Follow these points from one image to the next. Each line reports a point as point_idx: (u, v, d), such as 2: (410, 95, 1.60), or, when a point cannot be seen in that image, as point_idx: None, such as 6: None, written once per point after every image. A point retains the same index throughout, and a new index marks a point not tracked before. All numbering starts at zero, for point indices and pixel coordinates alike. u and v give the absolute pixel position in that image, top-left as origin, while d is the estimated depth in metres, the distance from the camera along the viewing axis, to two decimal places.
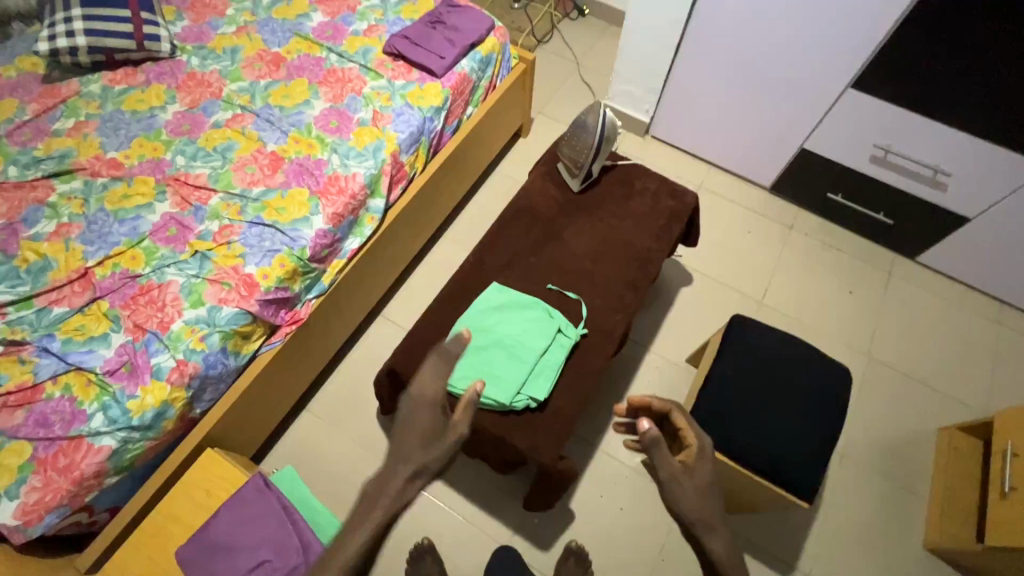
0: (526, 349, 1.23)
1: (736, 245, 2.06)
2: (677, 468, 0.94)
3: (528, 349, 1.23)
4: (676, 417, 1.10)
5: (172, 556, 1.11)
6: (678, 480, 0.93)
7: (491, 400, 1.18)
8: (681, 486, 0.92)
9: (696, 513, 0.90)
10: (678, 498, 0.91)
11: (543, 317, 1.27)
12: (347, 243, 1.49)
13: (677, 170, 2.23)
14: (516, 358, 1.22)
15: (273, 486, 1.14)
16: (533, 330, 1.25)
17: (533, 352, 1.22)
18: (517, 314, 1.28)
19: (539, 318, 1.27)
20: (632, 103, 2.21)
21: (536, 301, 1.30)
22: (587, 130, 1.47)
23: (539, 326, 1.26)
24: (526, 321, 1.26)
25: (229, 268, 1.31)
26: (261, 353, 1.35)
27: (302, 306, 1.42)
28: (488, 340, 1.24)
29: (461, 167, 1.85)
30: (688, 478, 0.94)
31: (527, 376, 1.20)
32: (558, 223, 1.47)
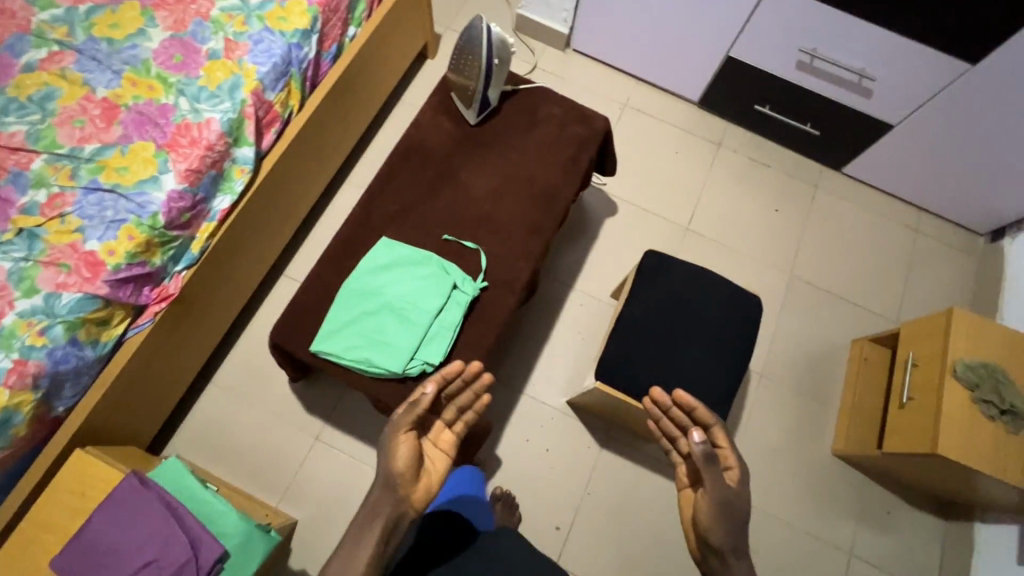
0: (420, 311, 1.13)
1: (664, 169, 1.96)
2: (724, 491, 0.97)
3: (421, 312, 1.13)
4: (716, 434, 1.04)
5: (47, 566, 1.03)
6: (718, 503, 0.96)
7: (384, 369, 1.09)
8: (718, 509, 0.96)
9: (729, 541, 0.94)
10: (708, 521, 0.95)
11: (436, 274, 1.16)
12: (215, 203, 1.30)
13: (602, 88, 2.05)
14: (408, 322, 1.13)
15: (151, 483, 1.05)
16: (425, 289, 1.14)
17: (426, 313, 1.13)
18: (408, 272, 1.16)
19: (432, 275, 1.16)
20: (549, 11, 1.97)
21: (430, 255, 1.19)
22: (475, 49, 1.29)
23: (431, 284, 1.15)
24: (418, 279, 1.15)
25: (65, 246, 1.12)
26: (128, 338, 1.20)
27: (171, 280, 1.25)
28: (378, 304, 1.14)
29: (352, 100, 1.62)
30: (724, 502, 0.96)
31: (420, 340, 1.11)
32: (454, 163, 1.31)
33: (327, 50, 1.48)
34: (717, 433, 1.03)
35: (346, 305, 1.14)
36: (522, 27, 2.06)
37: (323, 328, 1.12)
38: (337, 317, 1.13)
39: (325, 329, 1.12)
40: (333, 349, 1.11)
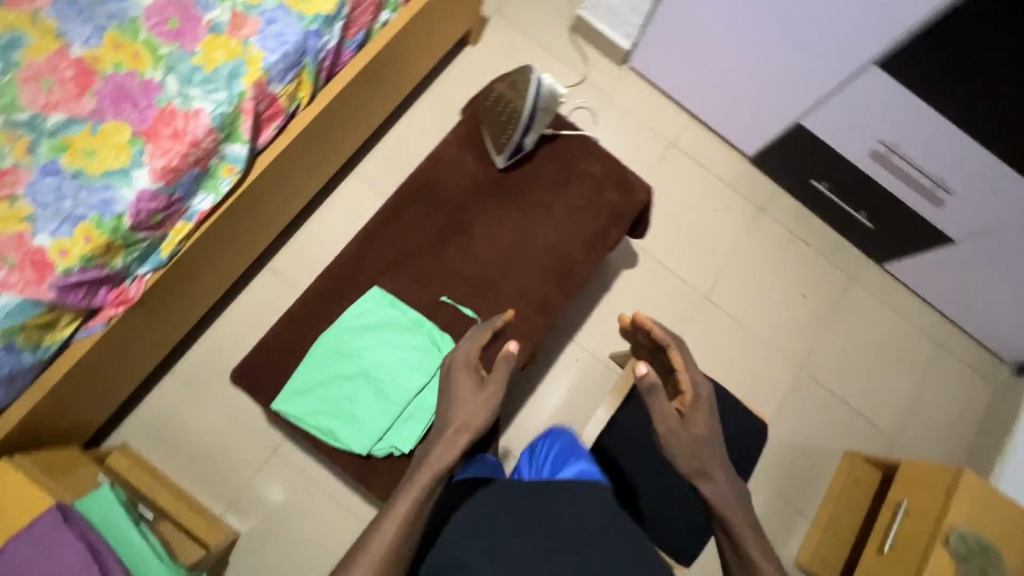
0: (400, 387, 1.02)
1: (697, 224, 1.79)
2: (672, 423, 0.94)
3: (400, 388, 1.02)
4: (674, 354, 1.01)
5: None
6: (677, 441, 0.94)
7: (349, 447, 1.00)
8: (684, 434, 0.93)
9: (691, 466, 0.92)
10: (674, 454, 0.93)
11: (425, 347, 1.05)
12: (195, 202, 1.14)
13: (652, 118, 1.84)
14: (385, 396, 1.02)
15: (75, 520, 0.97)
16: (409, 362, 1.04)
17: (406, 391, 1.02)
18: (394, 339, 1.05)
19: (421, 347, 1.05)
20: (614, 20, 1.74)
21: (422, 322, 1.07)
22: (520, 90, 1.14)
23: (418, 358, 1.04)
24: (404, 349, 1.04)
25: (10, 236, 0.97)
26: (76, 340, 1.08)
27: (133, 283, 1.11)
28: (355, 369, 1.03)
29: (372, 93, 1.42)
30: (680, 435, 0.93)
31: (394, 420, 1.01)
32: (469, 211, 1.16)
33: (352, 37, 1.27)
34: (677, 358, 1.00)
35: (320, 365, 1.03)
36: (580, 30, 1.82)
37: (291, 386, 1.02)
38: (307, 376, 1.02)
39: (292, 386, 1.02)
40: (298, 412, 1.01)
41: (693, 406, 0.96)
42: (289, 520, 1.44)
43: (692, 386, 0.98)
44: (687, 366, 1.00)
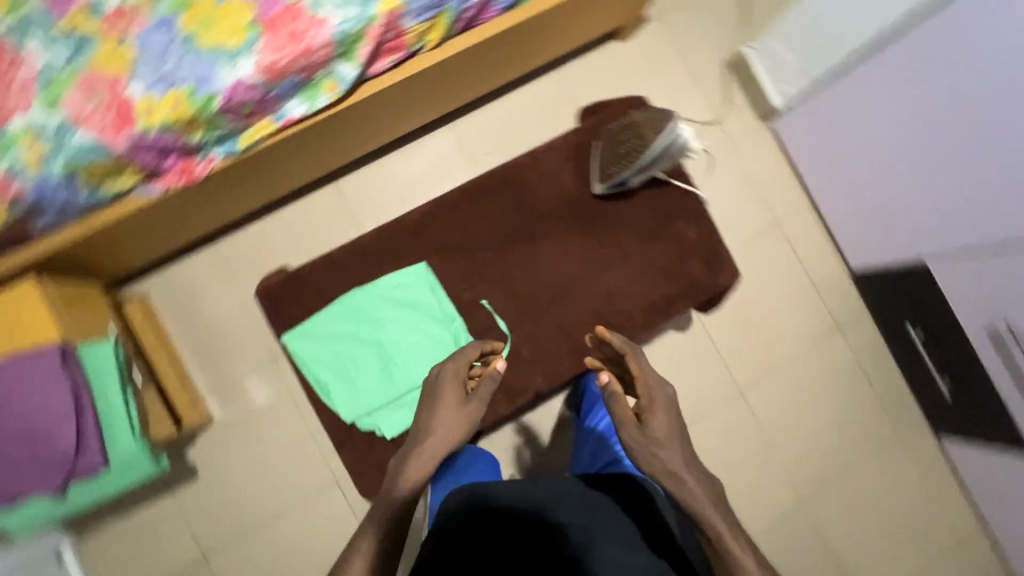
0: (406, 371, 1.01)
1: (767, 315, 1.66)
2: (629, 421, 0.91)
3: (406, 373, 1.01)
4: (629, 362, 0.97)
5: None
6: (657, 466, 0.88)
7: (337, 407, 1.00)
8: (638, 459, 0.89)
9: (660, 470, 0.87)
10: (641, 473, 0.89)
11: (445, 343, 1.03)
12: (287, 106, 1.10)
13: (770, 189, 1.69)
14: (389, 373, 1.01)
15: (73, 367, 1.00)
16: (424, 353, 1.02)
17: (409, 378, 1.01)
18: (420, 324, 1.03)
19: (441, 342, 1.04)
20: (777, 73, 1.56)
21: (451, 318, 1.05)
22: (657, 128, 0.99)
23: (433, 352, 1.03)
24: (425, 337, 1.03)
25: (107, 76, 0.97)
26: (133, 194, 1.07)
27: (203, 160, 1.08)
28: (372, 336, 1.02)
29: (500, 58, 1.33)
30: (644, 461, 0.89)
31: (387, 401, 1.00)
32: (546, 225, 1.09)
33: None
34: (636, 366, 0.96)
35: (341, 318, 1.03)
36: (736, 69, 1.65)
37: (307, 326, 1.02)
38: (326, 324, 1.02)
39: (308, 327, 1.03)
40: (303, 354, 1.01)
41: (650, 413, 0.91)
42: (261, 427, 1.47)
43: (651, 394, 0.93)
44: (646, 377, 0.94)
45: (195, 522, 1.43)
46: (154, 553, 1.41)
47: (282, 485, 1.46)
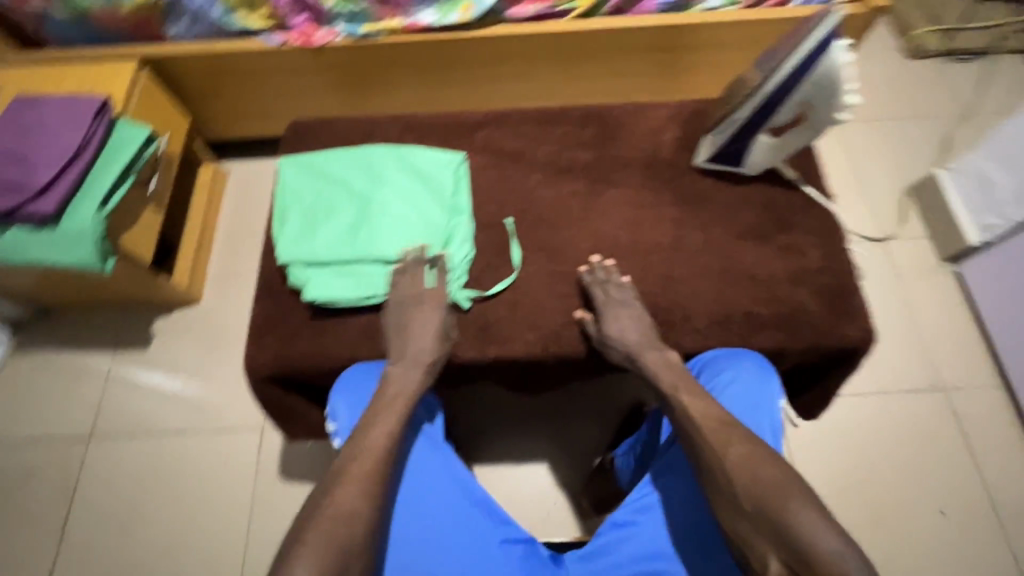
0: (377, 243, 0.76)
1: (895, 504, 1.09)
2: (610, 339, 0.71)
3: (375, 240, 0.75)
4: (595, 286, 0.75)
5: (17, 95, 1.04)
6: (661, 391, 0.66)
7: (282, 245, 0.77)
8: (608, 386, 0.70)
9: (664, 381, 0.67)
10: None
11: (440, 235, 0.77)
12: (420, 12, 1.10)
13: (937, 343, 1.23)
14: (358, 237, 0.77)
15: (99, 121, 0.96)
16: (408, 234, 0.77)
17: (379, 250, 0.75)
18: (423, 204, 0.79)
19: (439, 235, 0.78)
20: (979, 200, 1.21)
21: (467, 218, 0.80)
22: (785, 43, 0.70)
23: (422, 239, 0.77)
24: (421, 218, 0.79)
25: None
26: (258, 39, 1.13)
27: (326, 32, 1.12)
28: (364, 192, 0.80)
29: (648, 72, 1.22)
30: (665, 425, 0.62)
31: (339, 264, 0.75)
32: (617, 174, 0.85)
33: None
34: (605, 296, 0.73)
35: (346, 160, 0.83)
36: (920, 194, 1.35)
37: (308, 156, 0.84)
38: (326, 160, 0.83)
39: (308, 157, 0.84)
40: (288, 180, 0.82)
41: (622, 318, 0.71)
42: (231, 334, 1.28)
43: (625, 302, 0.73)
44: (617, 297, 0.73)
45: (110, 396, 1.22)
46: (52, 410, 1.21)
47: (209, 403, 1.21)
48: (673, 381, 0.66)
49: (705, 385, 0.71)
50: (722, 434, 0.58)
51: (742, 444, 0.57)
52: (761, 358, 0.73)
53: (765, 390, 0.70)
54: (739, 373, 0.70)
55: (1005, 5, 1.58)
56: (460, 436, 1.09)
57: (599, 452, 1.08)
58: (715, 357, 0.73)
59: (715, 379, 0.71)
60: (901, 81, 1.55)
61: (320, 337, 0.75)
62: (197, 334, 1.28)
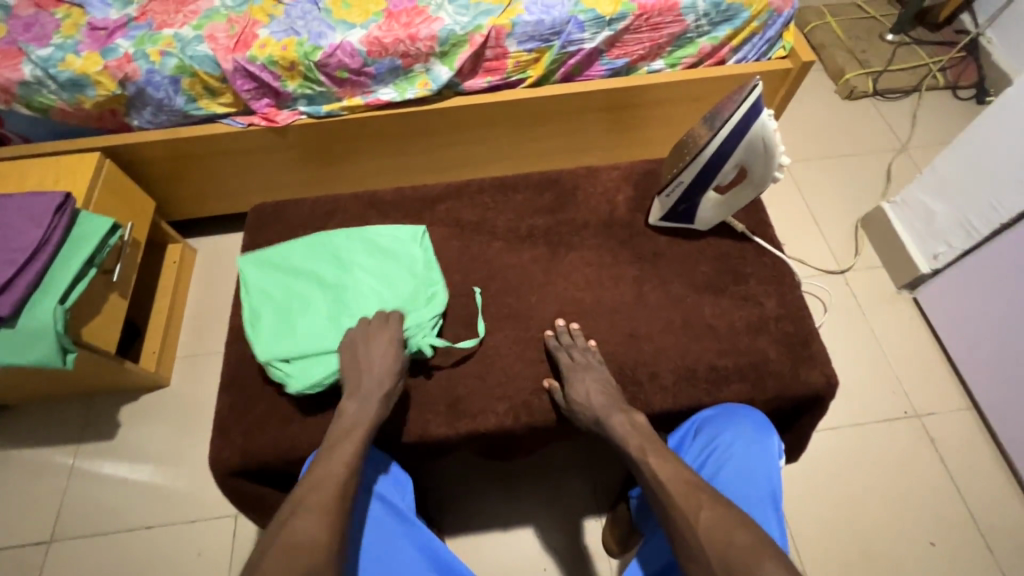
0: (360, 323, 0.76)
1: (885, 539, 1.08)
2: (576, 402, 0.71)
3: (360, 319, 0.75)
4: (556, 351, 0.76)
5: None
6: (631, 452, 0.65)
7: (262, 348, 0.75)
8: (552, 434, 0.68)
9: (632, 440, 0.66)
10: None
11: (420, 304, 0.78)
12: (379, 90, 1.15)
13: (906, 370, 1.26)
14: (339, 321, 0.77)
15: (62, 216, 0.96)
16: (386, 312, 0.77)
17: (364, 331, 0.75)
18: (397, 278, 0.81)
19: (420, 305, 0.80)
20: (923, 230, 1.27)
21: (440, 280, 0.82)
22: (719, 109, 0.75)
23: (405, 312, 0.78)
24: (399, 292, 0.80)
25: (250, 19, 1.11)
26: (222, 123, 1.16)
27: (288, 113, 1.15)
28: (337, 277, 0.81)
29: (601, 131, 1.28)
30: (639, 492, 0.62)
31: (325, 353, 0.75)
32: (576, 237, 0.88)
33: (611, 58, 1.17)
34: (564, 360, 0.74)
35: (314, 252, 0.84)
36: (870, 226, 1.41)
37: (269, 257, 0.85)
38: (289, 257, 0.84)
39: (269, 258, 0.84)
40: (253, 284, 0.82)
41: (584, 378, 0.72)
42: (203, 415, 1.24)
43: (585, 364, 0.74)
44: (576, 360, 0.74)
45: (73, 494, 1.16)
46: (10, 513, 1.15)
47: (180, 492, 1.16)
48: (641, 440, 0.66)
49: (705, 446, 0.71)
50: (688, 494, 0.58)
51: (712, 508, 0.56)
52: (758, 417, 0.73)
53: (766, 454, 0.69)
54: (738, 433, 0.70)
55: (925, 47, 1.71)
56: (443, 507, 1.06)
57: (585, 512, 1.06)
58: (713, 418, 0.73)
59: (715, 441, 0.71)
60: (840, 120, 1.65)
61: (289, 425, 0.74)
62: (165, 419, 1.24)
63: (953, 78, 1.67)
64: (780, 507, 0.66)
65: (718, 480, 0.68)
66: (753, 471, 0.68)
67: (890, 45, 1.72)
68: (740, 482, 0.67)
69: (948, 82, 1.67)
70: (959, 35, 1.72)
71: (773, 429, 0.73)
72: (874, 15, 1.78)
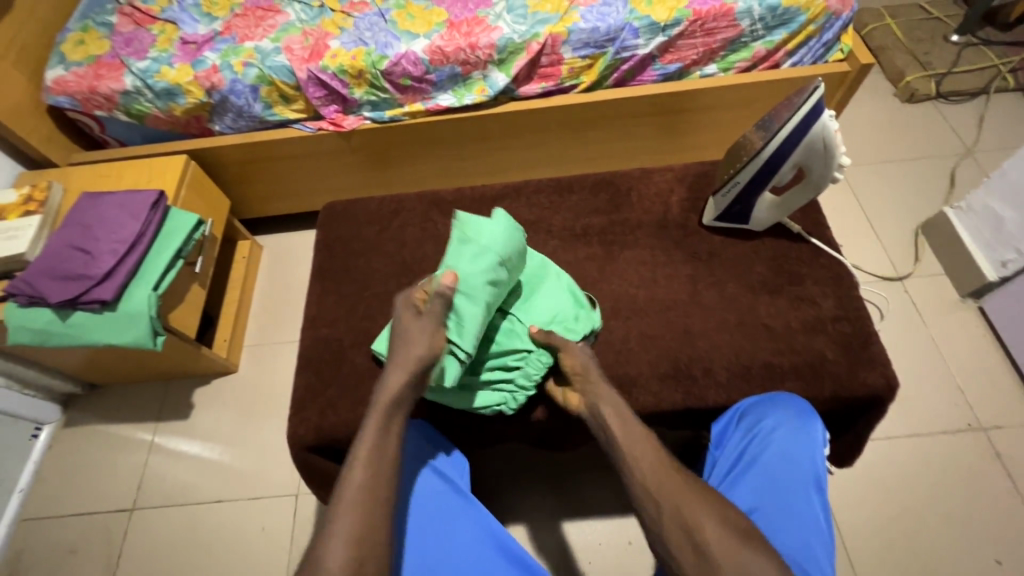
0: (500, 323, 0.78)
1: (947, 556, 1.05)
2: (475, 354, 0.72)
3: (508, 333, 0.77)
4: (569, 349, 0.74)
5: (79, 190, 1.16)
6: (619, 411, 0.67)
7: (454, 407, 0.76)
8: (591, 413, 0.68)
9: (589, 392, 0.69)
10: None
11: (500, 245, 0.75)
12: (439, 97, 1.21)
13: (970, 380, 1.21)
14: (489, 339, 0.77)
15: (154, 212, 1.06)
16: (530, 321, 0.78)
17: (472, 290, 0.71)
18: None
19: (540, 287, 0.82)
20: (989, 236, 1.22)
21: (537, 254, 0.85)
22: (778, 111, 0.77)
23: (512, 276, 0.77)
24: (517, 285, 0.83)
25: (323, 32, 1.19)
26: (293, 128, 1.25)
27: (354, 118, 1.23)
28: None
29: (651, 135, 1.30)
30: None
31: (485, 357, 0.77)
32: (630, 236, 0.91)
33: (664, 63, 1.19)
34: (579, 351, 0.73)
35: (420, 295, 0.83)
36: (930, 232, 1.37)
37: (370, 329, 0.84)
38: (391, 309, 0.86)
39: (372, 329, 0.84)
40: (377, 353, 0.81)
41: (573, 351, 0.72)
42: (267, 401, 1.33)
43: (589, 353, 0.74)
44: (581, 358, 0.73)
45: (152, 467, 1.27)
46: (98, 482, 1.26)
47: (247, 471, 1.25)
48: None
49: (748, 432, 0.71)
50: None
51: None
52: (803, 404, 0.72)
53: (810, 441, 0.69)
54: (781, 419, 0.70)
55: (993, 47, 1.64)
56: (492, 496, 1.10)
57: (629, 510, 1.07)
58: (756, 405, 0.73)
59: (759, 426, 0.71)
60: (898, 123, 1.60)
61: (358, 406, 0.80)
62: (233, 403, 1.33)
63: None
64: (825, 491, 0.66)
65: (761, 465, 0.68)
66: (798, 459, 0.68)
67: (954, 46, 1.66)
68: (784, 466, 0.67)
69: (1019, 84, 1.60)
70: None
71: (818, 416, 0.72)
72: (937, 16, 1.72)
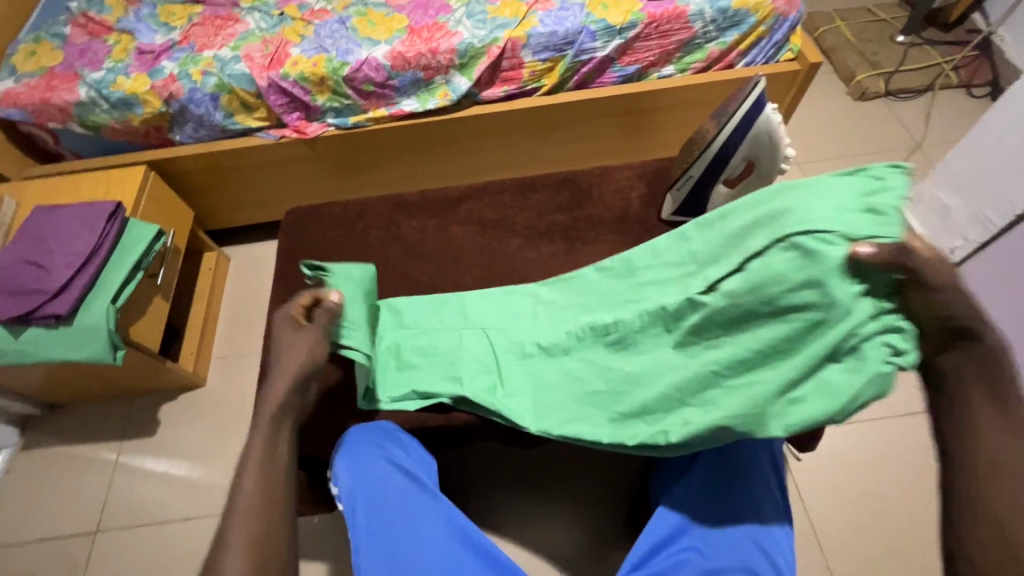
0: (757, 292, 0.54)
1: (911, 534, 1.08)
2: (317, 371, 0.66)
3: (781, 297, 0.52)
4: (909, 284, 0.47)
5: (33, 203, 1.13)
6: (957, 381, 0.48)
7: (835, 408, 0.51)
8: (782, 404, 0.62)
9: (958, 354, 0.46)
10: None
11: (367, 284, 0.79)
12: (402, 102, 1.22)
13: None
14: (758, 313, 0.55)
15: (111, 223, 1.04)
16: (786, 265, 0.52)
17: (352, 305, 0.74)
18: (437, 306, 0.85)
19: (784, 206, 0.56)
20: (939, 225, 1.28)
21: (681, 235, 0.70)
22: (726, 106, 0.80)
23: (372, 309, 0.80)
24: (756, 224, 0.59)
25: (284, 40, 1.19)
26: (257, 136, 1.24)
27: (318, 125, 1.23)
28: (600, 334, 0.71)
29: (615, 135, 1.33)
30: None
31: (792, 337, 0.53)
32: (592, 233, 0.92)
33: (623, 65, 1.22)
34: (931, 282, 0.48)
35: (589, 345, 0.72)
36: None
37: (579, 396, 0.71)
38: (562, 355, 0.75)
39: (558, 402, 0.73)
40: (643, 415, 0.65)
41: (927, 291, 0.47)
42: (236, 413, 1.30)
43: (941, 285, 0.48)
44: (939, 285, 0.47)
45: (117, 487, 1.23)
46: (58, 505, 1.21)
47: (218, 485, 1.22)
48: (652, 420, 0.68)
49: None
50: None
51: None
52: None
53: None
54: None
55: (937, 47, 1.72)
56: (467, 499, 1.09)
57: (603, 505, 1.08)
58: None
59: None
60: (851, 120, 1.67)
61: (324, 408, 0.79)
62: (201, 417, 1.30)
63: (966, 76, 1.68)
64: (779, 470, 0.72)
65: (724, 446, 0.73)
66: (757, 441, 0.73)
67: (900, 46, 1.73)
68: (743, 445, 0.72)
69: (962, 80, 1.68)
70: (972, 34, 1.73)
71: None
72: (884, 18, 1.80)
